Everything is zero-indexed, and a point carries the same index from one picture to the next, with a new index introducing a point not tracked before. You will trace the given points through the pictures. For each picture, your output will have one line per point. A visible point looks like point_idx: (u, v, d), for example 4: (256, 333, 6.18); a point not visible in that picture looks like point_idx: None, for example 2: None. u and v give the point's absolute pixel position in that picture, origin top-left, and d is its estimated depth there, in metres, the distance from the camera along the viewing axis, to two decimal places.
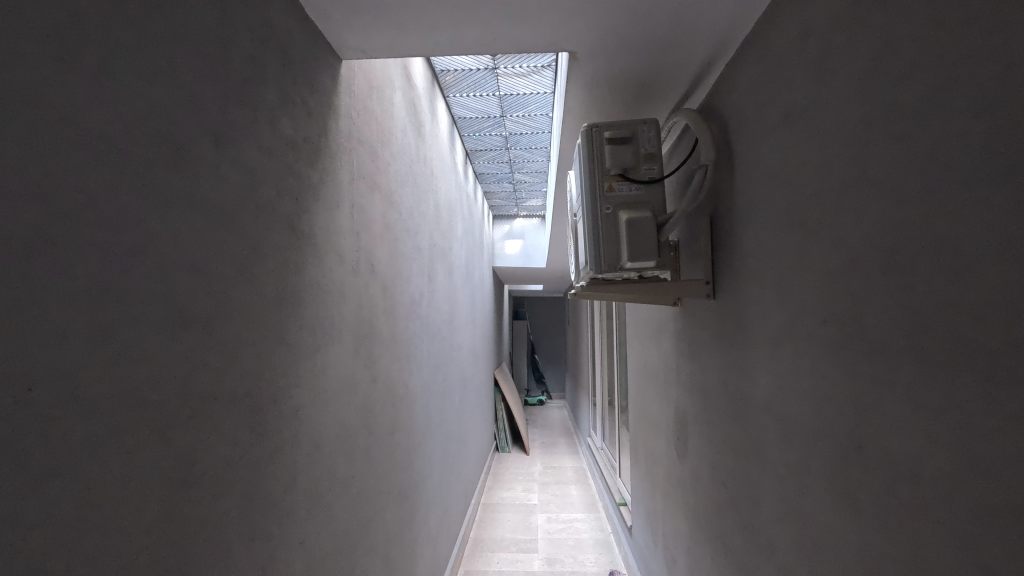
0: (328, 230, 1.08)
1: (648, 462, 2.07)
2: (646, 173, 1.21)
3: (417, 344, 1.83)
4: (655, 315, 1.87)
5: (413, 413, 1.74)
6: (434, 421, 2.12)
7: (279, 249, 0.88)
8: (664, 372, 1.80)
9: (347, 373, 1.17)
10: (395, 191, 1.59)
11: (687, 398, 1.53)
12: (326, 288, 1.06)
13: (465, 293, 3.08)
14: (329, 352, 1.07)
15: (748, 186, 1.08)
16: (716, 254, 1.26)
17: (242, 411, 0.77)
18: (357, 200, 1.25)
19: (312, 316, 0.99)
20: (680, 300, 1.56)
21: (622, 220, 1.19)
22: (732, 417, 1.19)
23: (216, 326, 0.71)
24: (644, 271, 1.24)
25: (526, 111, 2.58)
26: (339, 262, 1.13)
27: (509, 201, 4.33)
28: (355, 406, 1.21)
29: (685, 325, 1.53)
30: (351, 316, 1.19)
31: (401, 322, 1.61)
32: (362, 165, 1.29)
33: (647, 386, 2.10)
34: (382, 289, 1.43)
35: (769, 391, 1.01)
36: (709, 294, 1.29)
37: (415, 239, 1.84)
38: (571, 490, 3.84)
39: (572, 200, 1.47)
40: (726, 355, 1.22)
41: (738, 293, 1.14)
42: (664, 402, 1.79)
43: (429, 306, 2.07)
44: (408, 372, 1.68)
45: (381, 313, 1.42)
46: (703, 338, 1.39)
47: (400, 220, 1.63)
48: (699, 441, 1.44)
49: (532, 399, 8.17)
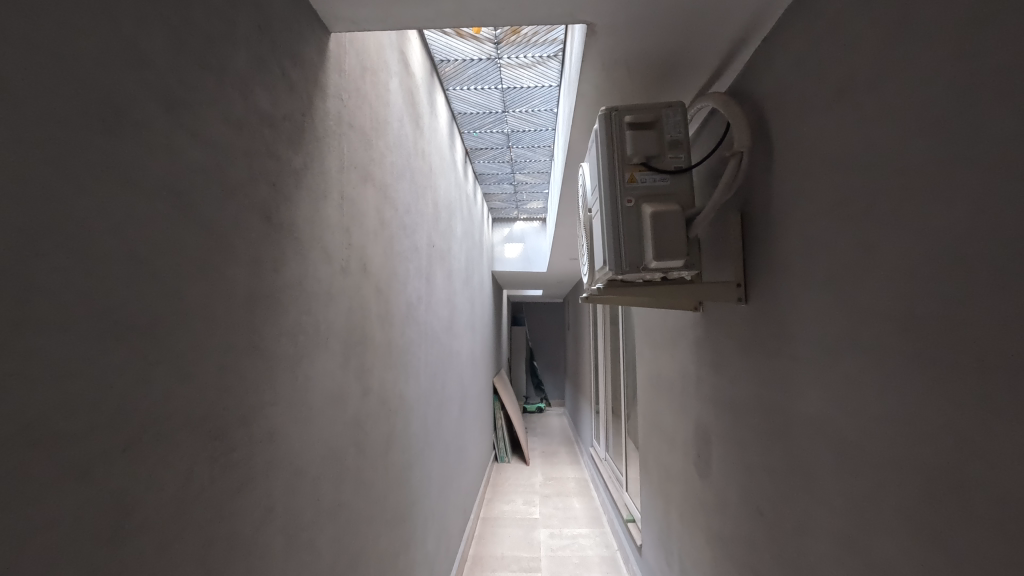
0: (313, 223, 0.94)
1: (660, 480, 1.93)
2: (672, 162, 1.09)
3: (415, 353, 1.69)
4: (672, 321, 1.74)
5: (409, 429, 1.60)
6: (432, 435, 1.98)
7: (252, 242, 0.74)
8: (681, 383, 1.66)
9: (334, 388, 1.03)
10: (391, 186, 1.46)
11: (711, 413, 1.39)
12: (310, 291, 0.92)
13: (463, 298, 2.93)
14: (313, 364, 0.93)
15: (792, 175, 0.95)
16: (749, 254, 1.13)
17: (202, 436, 0.63)
18: (347, 192, 1.11)
19: (292, 323, 0.86)
20: (702, 305, 1.43)
21: (646, 214, 1.06)
22: (770, 438, 1.06)
23: (169, 333, 0.57)
24: (669, 272, 1.11)
25: (529, 107, 2.46)
26: (326, 261, 0.99)
27: (510, 204, 4.20)
28: (345, 425, 1.07)
29: (708, 333, 1.40)
30: (339, 321, 1.06)
31: (396, 329, 1.47)
32: (353, 153, 1.16)
33: (659, 398, 1.96)
34: (375, 293, 1.29)
35: (821, 410, 0.88)
36: (740, 298, 1.16)
37: (412, 240, 1.70)
38: (574, 503, 3.70)
39: (584, 194, 1.34)
40: (762, 367, 1.09)
41: (778, 297, 1.01)
42: (682, 416, 1.66)
43: (428, 312, 1.93)
44: (404, 383, 1.55)
45: (374, 319, 1.28)
46: (731, 346, 1.25)
47: (396, 218, 1.50)
48: (726, 460, 1.30)
49: (532, 407, 8.00)
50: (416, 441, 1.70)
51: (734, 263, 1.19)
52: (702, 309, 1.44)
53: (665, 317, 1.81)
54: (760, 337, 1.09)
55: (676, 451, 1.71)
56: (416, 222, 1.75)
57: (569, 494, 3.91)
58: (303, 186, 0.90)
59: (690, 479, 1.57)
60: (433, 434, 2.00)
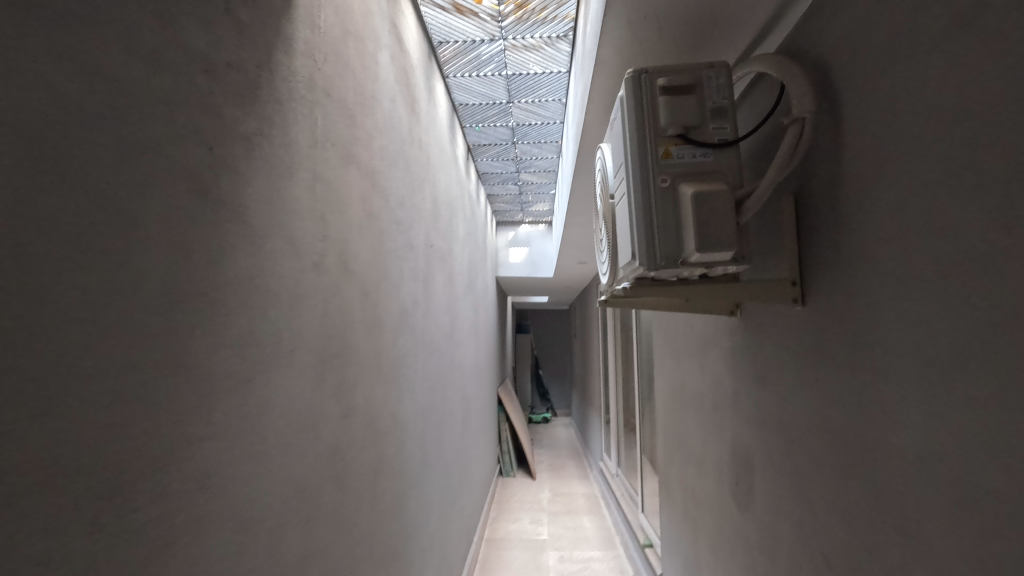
0: (272, 207, 0.75)
1: (685, 504, 1.73)
2: (715, 134, 0.89)
3: (410, 365, 1.50)
4: (700, 327, 1.54)
5: (403, 452, 1.40)
6: (431, 455, 1.78)
7: (175, 224, 0.55)
8: (713, 398, 1.46)
9: (304, 412, 0.83)
10: (382, 173, 1.27)
11: (753, 435, 1.20)
12: (268, 292, 0.73)
13: (466, 305, 2.74)
14: (273, 384, 0.74)
15: (874, 143, 0.76)
16: (809, 247, 0.94)
17: (76, 501, 0.43)
18: (323, 173, 0.92)
19: (240, 332, 0.66)
20: (740, 307, 1.24)
21: (685, 198, 0.86)
22: (843, 468, 0.86)
23: (11, 349, 0.38)
24: (712, 268, 0.92)
25: (536, 96, 2.27)
26: (292, 256, 0.81)
27: (515, 205, 4.02)
28: (319, 457, 0.88)
29: (749, 341, 1.20)
30: (312, 328, 0.87)
31: (387, 339, 1.28)
32: (332, 128, 0.97)
33: (683, 413, 1.76)
34: (361, 297, 1.10)
35: (924, 441, 0.68)
36: (797, 299, 0.96)
37: (408, 238, 1.51)
38: (584, 522, 3.49)
39: (605, 178, 1.14)
40: (829, 382, 0.89)
41: (856, 296, 0.81)
42: (713, 436, 1.46)
43: (426, 319, 1.74)
44: (397, 398, 1.35)
45: (359, 327, 1.09)
46: (781, 357, 1.06)
47: (388, 211, 1.31)
48: (774, 492, 1.10)
49: (538, 417, 7.78)
50: (412, 466, 1.50)
51: (787, 257, 0.99)
52: (740, 313, 1.24)
53: (691, 322, 1.62)
54: (827, 347, 0.90)
55: (707, 475, 1.51)
56: (412, 218, 1.56)
57: (579, 512, 3.70)
58: (258, 158, 0.72)
59: (725, 509, 1.37)
60: (432, 455, 1.81)
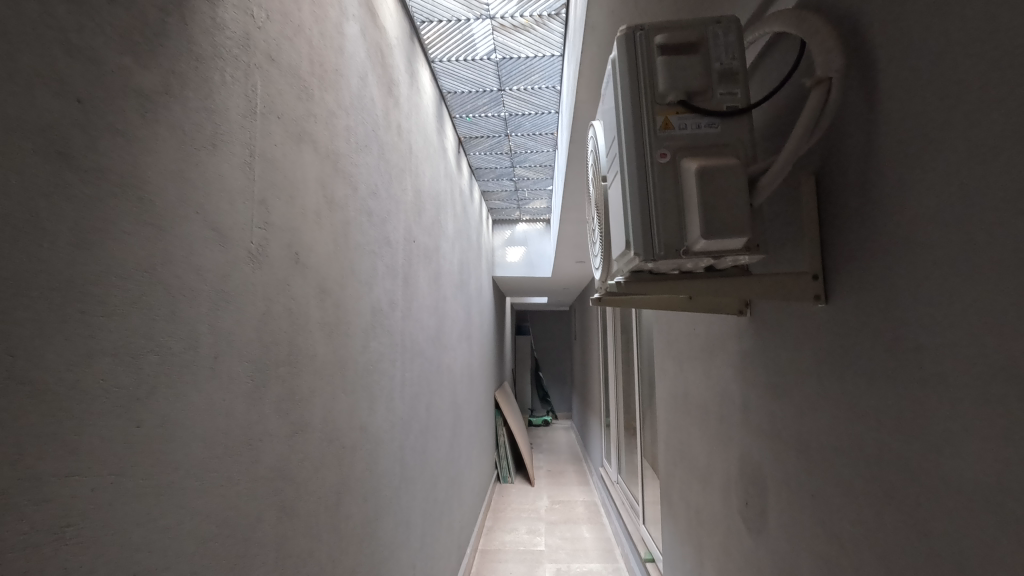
0: (187, 185, 0.61)
1: (688, 522, 1.59)
2: (723, 102, 0.76)
3: (385, 372, 1.37)
4: (705, 329, 1.41)
5: (376, 468, 1.27)
6: (413, 468, 1.65)
7: (20, 194, 0.42)
8: (719, 408, 1.32)
9: (235, 432, 0.70)
10: (348, 158, 1.13)
11: (767, 451, 1.06)
12: (182, 288, 0.60)
13: (456, 306, 2.60)
14: (187, 399, 0.60)
15: (923, 103, 0.62)
16: (837, 234, 0.80)
17: None
18: (267, 151, 0.80)
19: (134, 336, 0.53)
20: (750, 306, 1.10)
21: (689, 175, 0.73)
22: (879, 496, 0.73)
23: None
24: (720, 260, 0.78)
25: (528, 83, 2.14)
26: (218, 245, 0.67)
27: (512, 203, 3.89)
28: (258, 483, 0.75)
29: (761, 344, 1.06)
30: (249, 332, 0.74)
31: (354, 343, 1.14)
32: (280, 99, 0.84)
33: (685, 422, 1.63)
34: (318, 296, 0.96)
35: (994, 469, 0.54)
36: (819, 296, 0.83)
37: (382, 232, 1.37)
38: (583, 532, 3.35)
39: (596, 159, 1.01)
40: (861, 393, 0.76)
41: (898, 290, 0.68)
42: (720, 449, 1.32)
43: (407, 322, 1.60)
44: (367, 408, 1.22)
45: (316, 329, 0.95)
46: (800, 363, 0.92)
47: (356, 200, 1.17)
48: (792, 518, 0.96)
49: (538, 420, 7.63)
50: (387, 482, 1.37)
51: (808, 247, 0.86)
52: (750, 313, 1.10)
53: (695, 324, 1.48)
54: (858, 352, 0.76)
55: (714, 491, 1.37)
56: (388, 211, 1.42)
57: (577, 521, 3.56)
58: (166, 123, 0.58)
59: (733, 530, 1.23)
60: (414, 468, 1.67)
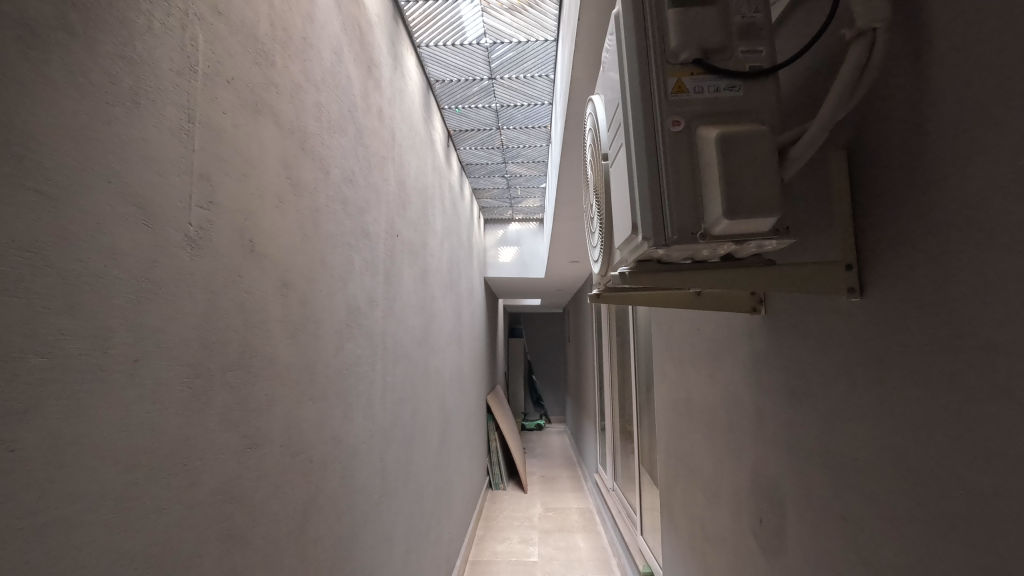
0: (92, 146, 0.49)
1: (692, 538, 1.48)
2: (744, 61, 0.65)
3: (363, 376, 1.25)
4: (711, 328, 1.30)
5: (351, 483, 1.15)
6: (396, 480, 1.53)
7: None
8: (727, 415, 1.21)
9: (164, 450, 0.58)
10: (318, 138, 1.02)
11: (785, 464, 0.95)
12: (88, 274, 0.49)
13: (445, 306, 2.49)
14: (89, 413, 0.48)
15: (994, 50, 0.51)
16: (875, 218, 0.69)
17: None
18: (212, 117, 0.68)
19: (10, 331, 0.41)
20: (764, 302, 0.99)
21: (708, 145, 0.62)
22: (930, 523, 0.62)
23: None
24: (743, 247, 0.66)
25: (521, 71, 2.04)
26: (141, 223, 0.55)
27: (504, 201, 3.78)
28: (197, 510, 0.63)
29: (778, 345, 0.95)
30: (187, 331, 0.62)
31: (325, 344, 1.03)
32: (232, 60, 0.73)
33: (688, 430, 1.52)
34: (279, 291, 0.84)
35: None
36: (852, 289, 0.72)
37: (361, 224, 1.26)
38: (578, 541, 3.24)
39: (596, 137, 0.89)
40: (907, 401, 0.65)
41: (959, 278, 0.57)
42: (728, 460, 1.21)
43: (389, 322, 1.49)
44: (340, 416, 1.10)
45: (276, 327, 0.83)
46: (828, 365, 0.81)
47: (328, 185, 1.06)
48: (817, 541, 0.85)
49: (532, 424, 7.51)
50: (365, 498, 1.25)
51: (839, 234, 0.75)
52: (764, 310, 1.00)
53: (700, 324, 1.38)
54: (903, 354, 0.65)
55: (721, 505, 1.26)
56: (368, 202, 1.31)
57: (572, 529, 3.45)
58: (61, 65, 0.46)
59: (744, 549, 1.12)
60: (397, 480, 1.55)
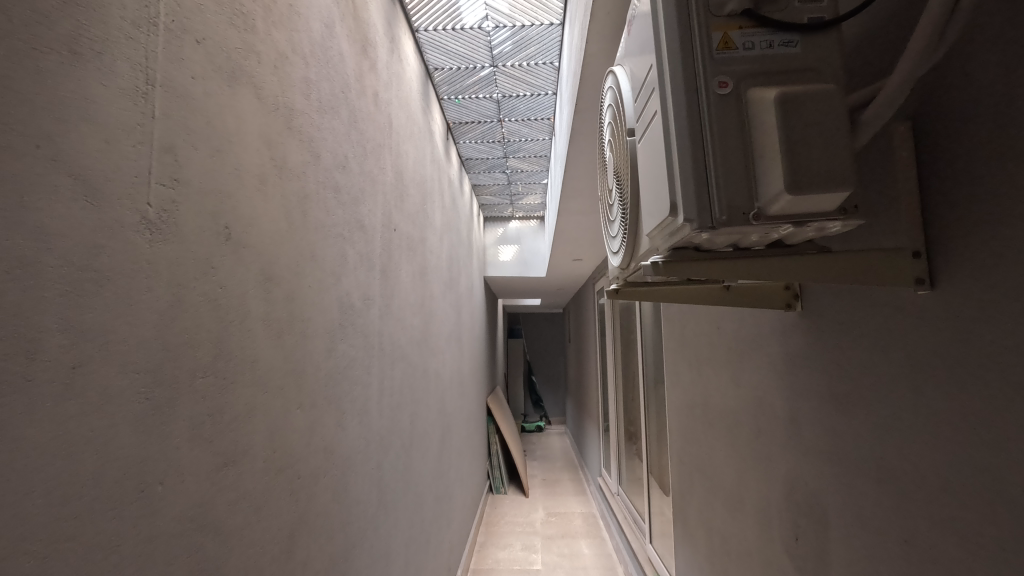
0: (11, 100, 0.39)
1: (711, 552, 1.39)
2: (803, 13, 0.55)
3: (358, 381, 1.15)
4: (734, 327, 1.20)
5: (345, 497, 1.05)
6: (394, 491, 1.43)
7: None
8: (754, 421, 1.12)
9: (115, 476, 0.48)
10: (306, 118, 0.92)
11: (829, 478, 0.85)
12: (6, 260, 0.38)
13: (445, 306, 2.39)
14: (5, 433, 0.38)
15: None
16: (951, 199, 0.60)
17: None
18: (179, 81, 0.58)
19: None
20: (802, 298, 0.90)
21: (766, 108, 0.52)
22: None
23: None
24: (801, 230, 0.56)
25: (524, 58, 1.94)
26: (82, 200, 0.45)
27: (505, 198, 3.69)
28: (159, 545, 0.53)
29: (819, 345, 0.86)
30: (145, 333, 0.52)
31: (315, 346, 0.93)
32: (203, 17, 0.63)
33: (706, 436, 1.42)
34: (261, 287, 0.75)
35: None
36: (922, 280, 0.62)
37: (354, 216, 1.16)
38: (582, 548, 3.14)
39: (619, 111, 0.80)
40: (995, 412, 0.55)
41: None
42: (755, 470, 1.12)
43: (386, 322, 1.39)
44: (333, 424, 1.00)
45: (257, 327, 0.73)
46: (885, 368, 0.71)
47: (317, 170, 0.96)
48: (869, 566, 0.75)
49: (531, 425, 7.41)
50: (361, 512, 1.15)
51: (903, 217, 0.65)
52: (801, 307, 0.91)
53: (721, 322, 1.28)
54: (988, 357, 0.56)
55: (747, 518, 1.16)
56: (362, 192, 1.21)
57: (575, 535, 3.35)
58: None
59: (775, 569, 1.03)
60: (395, 490, 1.45)
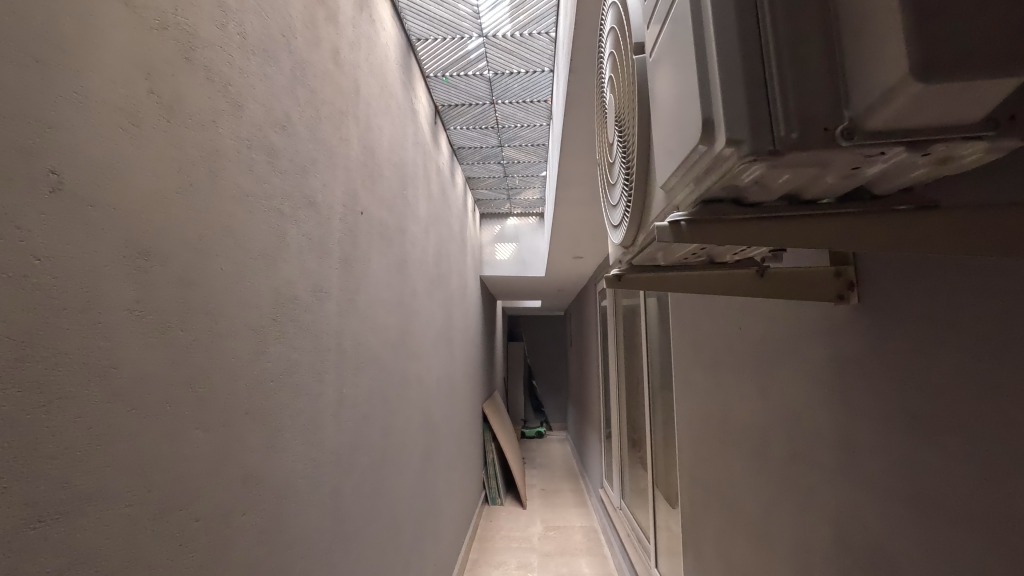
0: None
1: None
2: None
3: (305, 388, 0.95)
4: (763, 326, 1.00)
5: (281, 534, 0.85)
6: (359, 516, 1.24)
7: None
8: (788, 441, 0.91)
9: None
10: (219, 54, 0.71)
11: (895, 524, 0.64)
12: None
13: (432, 306, 2.18)
14: None
15: None
16: None
17: None
18: None
19: None
20: (859, 286, 0.69)
21: None
22: None
23: None
24: (912, 163, 0.35)
25: (516, 26, 1.74)
26: None
27: (502, 192, 3.49)
28: None
29: (885, 349, 0.65)
30: None
31: (234, 347, 0.73)
32: None
33: (723, 455, 1.22)
34: (130, 265, 0.54)
35: None
36: None
37: (300, 190, 0.95)
38: (582, 566, 2.93)
39: (622, 29, 0.59)
40: None
41: None
42: (789, 501, 0.91)
43: (348, 318, 1.18)
44: (262, 444, 0.80)
45: (120, 319, 0.53)
46: (1000, 381, 0.50)
47: (240, 124, 0.76)
48: None
49: (531, 432, 7.20)
50: (308, 548, 0.95)
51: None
52: (857, 297, 0.70)
53: (746, 321, 1.08)
54: None
55: (777, 558, 0.96)
56: (313, 162, 1.00)
57: (574, 552, 3.14)
58: None
59: None
60: (362, 515, 1.25)
